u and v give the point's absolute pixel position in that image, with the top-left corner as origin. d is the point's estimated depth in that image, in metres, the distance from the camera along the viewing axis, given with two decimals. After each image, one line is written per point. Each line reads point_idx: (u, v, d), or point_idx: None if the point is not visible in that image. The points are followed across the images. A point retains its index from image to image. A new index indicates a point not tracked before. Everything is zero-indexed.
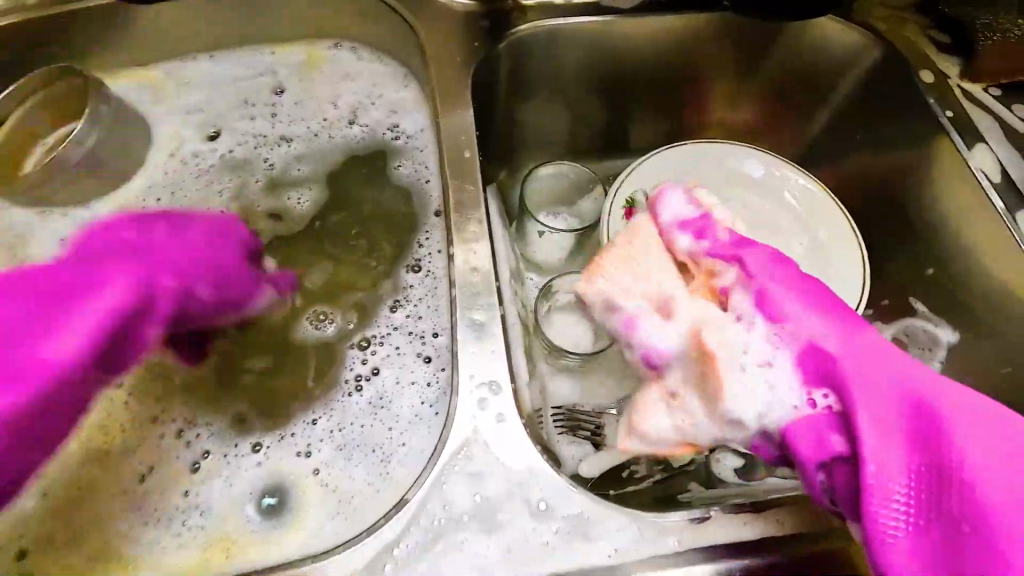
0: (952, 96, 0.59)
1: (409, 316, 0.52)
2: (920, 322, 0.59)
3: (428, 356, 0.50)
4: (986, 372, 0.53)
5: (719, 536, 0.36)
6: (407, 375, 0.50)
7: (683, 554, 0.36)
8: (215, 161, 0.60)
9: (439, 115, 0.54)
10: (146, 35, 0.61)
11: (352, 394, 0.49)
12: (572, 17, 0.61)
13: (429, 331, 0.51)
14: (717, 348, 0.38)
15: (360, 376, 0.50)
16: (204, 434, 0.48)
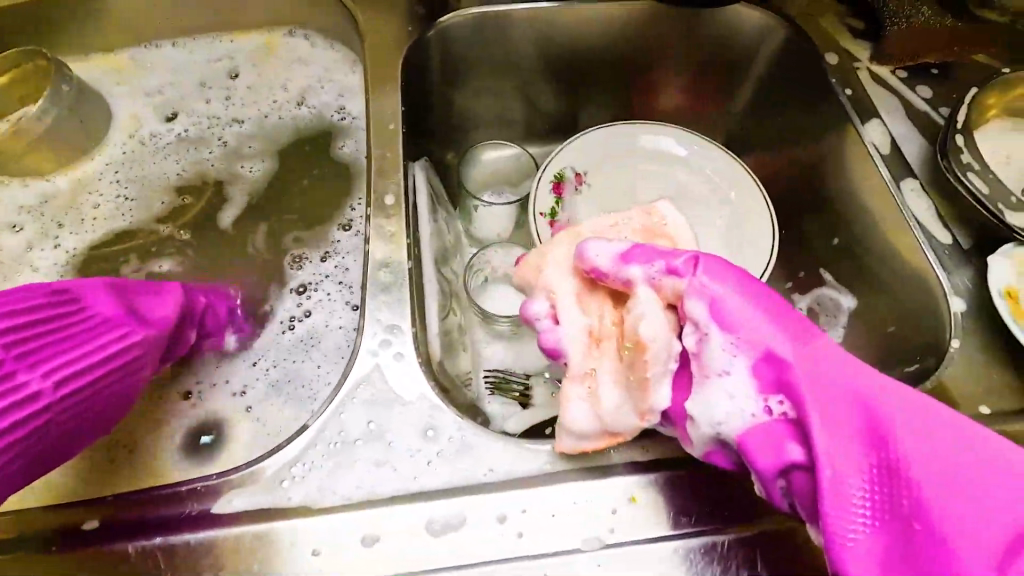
0: (853, 78, 0.63)
1: (339, 266, 0.57)
2: (829, 292, 0.63)
3: (355, 301, 0.55)
4: (876, 334, 0.57)
5: (590, 460, 0.40)
6: (335, 318, 0.54)
7: (556, 475, 0.40)
8: (171, 137, 0.65)
9: (371, 93, 0.58)
10: (111, 22, 0.66)
11: (284, 333, 0.54)
12: (503, 5, 0.65)
13: (356, 279, 0.56)
14: (650, 335, 0.37)
15: (293, 317, 0.55)
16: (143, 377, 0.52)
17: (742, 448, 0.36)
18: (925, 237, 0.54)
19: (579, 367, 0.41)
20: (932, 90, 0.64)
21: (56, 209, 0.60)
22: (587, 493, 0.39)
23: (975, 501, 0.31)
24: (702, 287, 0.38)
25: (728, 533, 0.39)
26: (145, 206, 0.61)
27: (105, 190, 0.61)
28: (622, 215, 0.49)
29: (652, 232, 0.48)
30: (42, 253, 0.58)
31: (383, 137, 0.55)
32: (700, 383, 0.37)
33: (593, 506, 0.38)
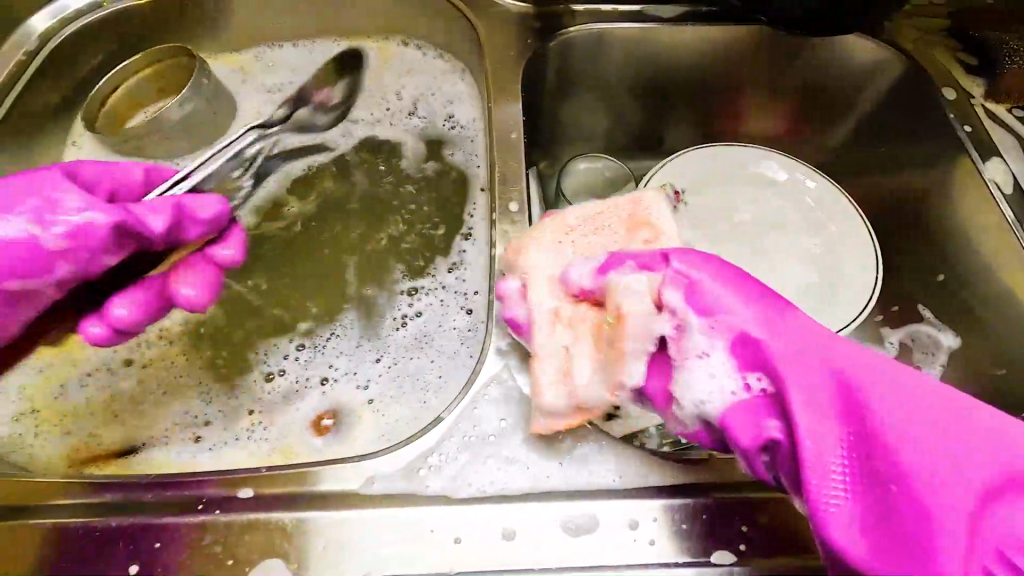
0: (971, 113, 0.62)
1: (452, 274, 0.59)
2: (925, 327, 0.61)
3: (471, 308, 0.57)
4: (985, 374, 0.56)
5: (718, 476, 0.40)
6: (449, 320, 0.56)
7: (685, 487, 0.40)
8: (290, 132, 0.68)
9: (491, 102, 0.61)
10: (241, 23, 0.70)
11: (399, 330, 0.56)
12: (617, 23, 0.67)
13: (471, 288, 0.58)
14: (629, 308, 0.38)
15: (406, 315, 0.57)
16: (268, 363, 0.55)
17: (724, 425, 0.36)
18: None
19: (548, 346, 0.42)
20: None
21: None
22: (718, 508, 0.39)
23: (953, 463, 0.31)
24: (677, 275, 0.39)
25: None
26: (265, 195, 0.64)
27: (231, 178, 0.65)
28: (610, 204, 0.49)
29: (637, 220, 0.47)
30: None
31: (503, 145, 0.57)
32: (680, 367, 0.37)
33: (726, 523, 0.39)
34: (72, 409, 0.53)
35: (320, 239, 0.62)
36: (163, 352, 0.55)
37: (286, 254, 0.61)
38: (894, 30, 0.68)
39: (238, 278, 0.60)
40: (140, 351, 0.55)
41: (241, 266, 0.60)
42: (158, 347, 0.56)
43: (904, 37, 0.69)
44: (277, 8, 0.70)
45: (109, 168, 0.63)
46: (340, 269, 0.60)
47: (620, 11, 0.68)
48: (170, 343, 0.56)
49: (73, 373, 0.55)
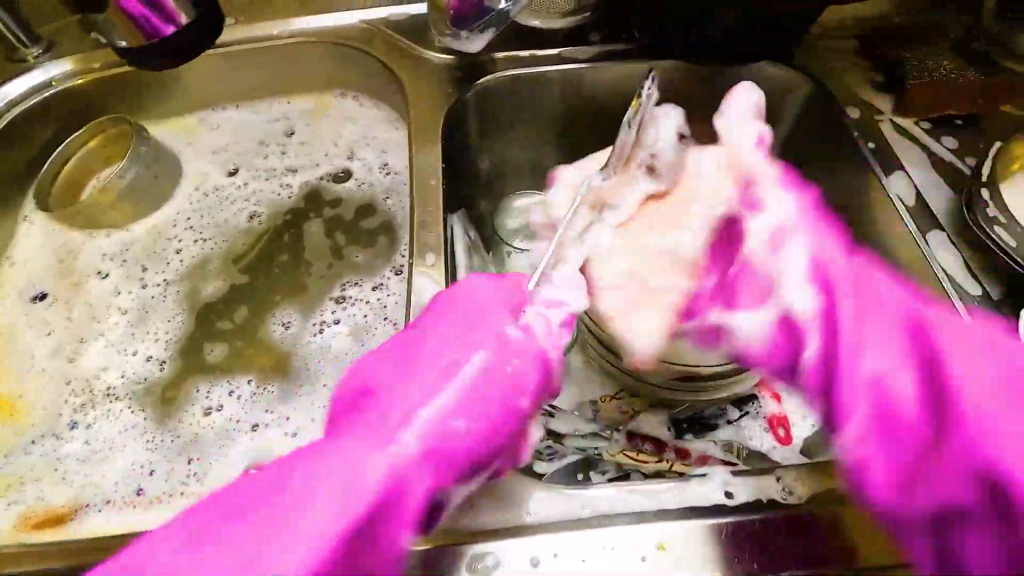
0: (875, 130, 0.65)
1: (382, 299, 0.62)
2: None
3: (398, 338, 0.59)
4: None
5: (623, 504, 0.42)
6: (374, 343, 0.59)
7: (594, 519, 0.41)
8: (233, 190, 0.71)
9: (414, 151, 0.64)
10: (185, 90, 0.74)
11: (329, 364, 0.58)
12: (537, 68, 0.70)
13: (399, 318, 0.60)
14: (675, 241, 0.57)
15: (336, 339, 0.60)
16: (205, 400, 0.57)
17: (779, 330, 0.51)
18: (953, 289, 0.53)
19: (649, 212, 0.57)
20: (956, 140, 0.66)
21: (125, 256, 0.66)
22: (623, 536, 0.40)
23: (973, 392, 0.45)
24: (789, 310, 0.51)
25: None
26: (205, 252, 0.67)
27: (177, 236, 0.68)
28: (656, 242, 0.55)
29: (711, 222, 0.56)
30: (116, 294, 0.64)
31: (423, 191, 0.60)
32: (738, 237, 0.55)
33: (629, 553, 0.40)
34: (16, 475, 0.54)
35: (258, 291, 0.64)
36: (103, 409, 0.57)
37: (221, 307, 0.63)
38: (804, 54, 0.71)
39: (174, 329, 0.62)
40: (80, 412, 0.57)
41: (178, 320, 0.62)
42: (100, 406, 0.57)
43: (814, 60, 0.71)
44: (225, 92, 0.76)
45: (60, 239, 0.67)
46: (274, 319, 0.62)
47: (541, 54, 0.71)
48: (115, 399, 0.57)
49: (15, 440, 0.55)
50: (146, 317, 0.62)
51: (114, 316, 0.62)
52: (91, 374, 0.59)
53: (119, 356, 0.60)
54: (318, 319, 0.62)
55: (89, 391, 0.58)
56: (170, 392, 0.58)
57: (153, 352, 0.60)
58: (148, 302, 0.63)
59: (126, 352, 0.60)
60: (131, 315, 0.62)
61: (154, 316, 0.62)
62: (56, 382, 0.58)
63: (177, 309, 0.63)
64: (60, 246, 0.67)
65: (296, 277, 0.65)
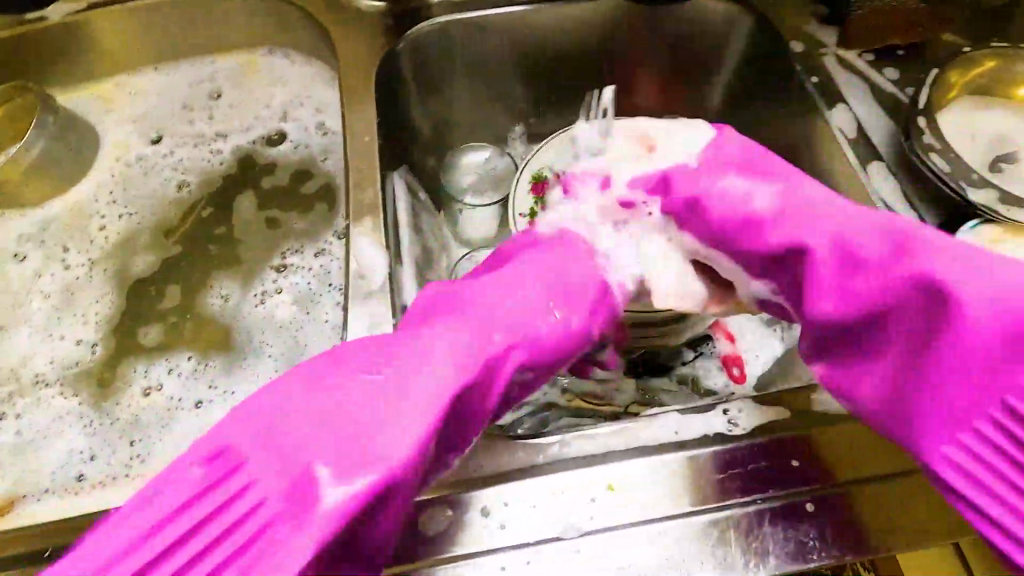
0: (820, 64, 0.64)
1: (327, 266, 0.59)
2: None
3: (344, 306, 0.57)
4: None
5: (587, 446, 0.42)
6: (319, 312, 0.57)
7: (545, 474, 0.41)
8: (158, 159, 0.67)
9: (347, 107, 0.61)
10: (93, 50, 0.69)
11: (271, 335, 0.56)
12: (474, 12, 0.67)
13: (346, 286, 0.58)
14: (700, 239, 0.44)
15: (277, 307, 0.58)
16: (144, 379, 0.55)
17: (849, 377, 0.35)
18: (895, 218, 0.55)
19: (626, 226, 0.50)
20: (898, 71, 0.65)
21: (40, 239, 0.63)
22: (573, 481, 0.40)
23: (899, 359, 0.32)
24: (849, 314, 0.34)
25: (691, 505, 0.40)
26: (133, 225, 0.64)
27: (101, 211, 0.64)
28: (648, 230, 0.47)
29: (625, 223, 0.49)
30: (39, 275, 0.61)
31: (359, 148, 0.57)
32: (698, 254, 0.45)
33: (579, 496, 0.40)
34: None
35: (195, 265, 0.61)
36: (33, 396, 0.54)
37: (154, 282, 0.60)
38: None
39: (103, 308, 0.59)
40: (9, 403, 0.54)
41: (108, 298, 0.59)
42: (31, 394, 0.54)
43: None
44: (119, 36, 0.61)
45: None
46: (213, 289, 0.59)
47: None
48: (46, 386, 0.55)
49: None
50: (73, 299, 0.59)
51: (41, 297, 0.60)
52: (18, 363, 0.56)
53: (48, 341, 0.57)
54: (261, 288, 0.59)
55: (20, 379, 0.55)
56: (107, 373, 0.55)
57: (81, 331, 0.57)
58: (75, 282, 0.60)
59: (55, 336, 0.57)
60: (58, 296, 0.60)
61: (83, 294, 0.60)
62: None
63: (106, 288, 0.60)
64: None
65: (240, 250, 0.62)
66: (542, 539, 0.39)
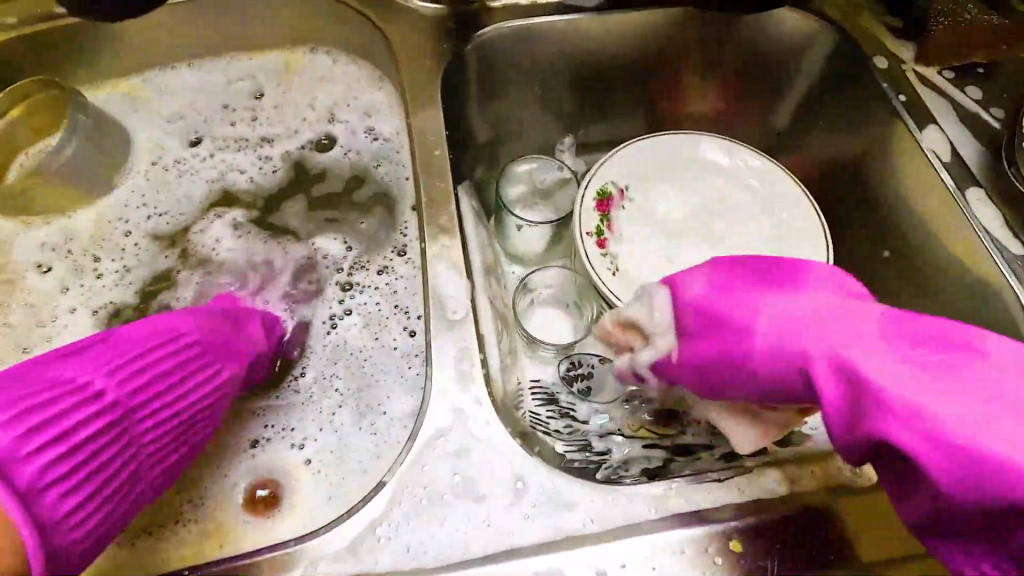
0: (903, 81, 0.61)
1: (391, 287, 0.56)
2: None
3: (412, 331, 0.53)
4: None
5: (705, 499, 0.38)
6: (385, 336, 0.53)
7: (665, 532, 0.37)
8: (199, 164, 0.63)
9: (411, 116, 0.57)
10: (127, 46, 0.64)
11: (334, 362, 0.53)
12: (539, 17, 0.63)
13: (412, 309, 0.54)
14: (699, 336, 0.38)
15: (339, 330, 0.54)
16: None
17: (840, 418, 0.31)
18: (992, 246, 0.52)
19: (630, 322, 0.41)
20: (980, 89, 0.63)
21: (70, 249, 0.58)
22: (694, 538, 0.37)
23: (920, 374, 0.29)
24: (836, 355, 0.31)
25: (826, 570, 0.36)
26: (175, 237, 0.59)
27: (139, 221, 0.60)
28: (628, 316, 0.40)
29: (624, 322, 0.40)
30: (75, 291, 0.57)
31: (428, 161, 0.53)
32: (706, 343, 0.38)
33: (698, 555, 0.36)
34: None
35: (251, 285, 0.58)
36: None
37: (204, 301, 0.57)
38: None
39: None
40: None
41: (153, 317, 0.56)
42: None
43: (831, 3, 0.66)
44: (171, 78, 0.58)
45: None
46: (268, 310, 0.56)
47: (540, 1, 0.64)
48: None
49: None
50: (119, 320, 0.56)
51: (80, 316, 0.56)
52: None
53: None
54: (326, 313, 0.55)
55: None
56: None
57: None
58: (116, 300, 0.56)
59: None
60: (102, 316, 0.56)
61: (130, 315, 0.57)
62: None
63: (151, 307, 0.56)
64: None
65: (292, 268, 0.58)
66: None
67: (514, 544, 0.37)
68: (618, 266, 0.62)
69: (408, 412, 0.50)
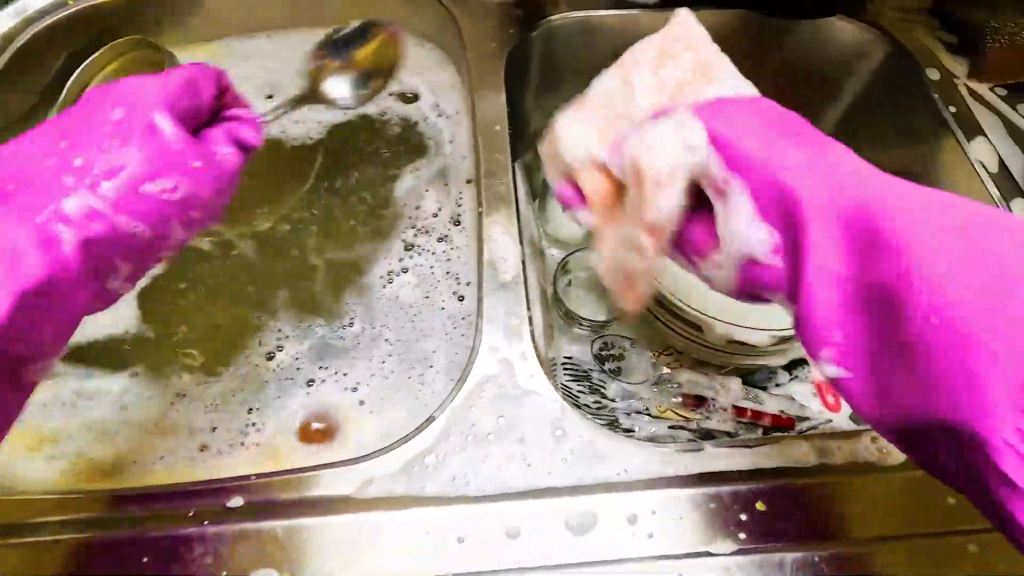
0: (954, 94, 0.63)
1: (443, 253, 0.59)
2: None
3: (461, 294, 0.56)
4: None
5: (735, 463, 0.40)
6: (435, 297, 0.57)
7: (694, 489, 0.39)
8: (272, 127, 0.67)
9: (475, 94, 0.60)
10: (217, 15, 0.69)
11: (387, 317, 0.56)
12: (601, 11, 0.66)
13: (462, 274, 0.58)
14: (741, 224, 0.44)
15: (393, 288, 0.58)
16: (259, 348, 0.55)
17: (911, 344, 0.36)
18: None
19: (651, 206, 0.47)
20: None
21: None
22: (720, 496, 0.39)
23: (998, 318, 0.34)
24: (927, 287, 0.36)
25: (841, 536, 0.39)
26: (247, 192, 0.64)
27: None
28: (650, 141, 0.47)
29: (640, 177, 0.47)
30: None
31: (489, 137, 0.57)
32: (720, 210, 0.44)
33: (723, 511, 0.39)
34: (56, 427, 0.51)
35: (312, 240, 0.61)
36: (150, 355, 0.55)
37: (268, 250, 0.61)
38: (878, 8, 0.68)
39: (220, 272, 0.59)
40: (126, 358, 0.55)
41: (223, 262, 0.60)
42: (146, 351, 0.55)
43: (887, 16, 0.68)
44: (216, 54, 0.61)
45: None
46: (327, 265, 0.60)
47: None
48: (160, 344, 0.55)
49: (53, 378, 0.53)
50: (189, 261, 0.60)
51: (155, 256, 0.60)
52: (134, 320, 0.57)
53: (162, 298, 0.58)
54: (380, 271, 0.59)
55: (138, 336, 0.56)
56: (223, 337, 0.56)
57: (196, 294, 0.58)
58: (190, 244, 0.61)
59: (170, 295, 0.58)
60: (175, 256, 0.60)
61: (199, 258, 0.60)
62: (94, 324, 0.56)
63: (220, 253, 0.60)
64: None
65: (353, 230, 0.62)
66: (689, 553, 0.38)
67: (552, 484, 0.39)
68: None
69: (453, 367, 0.53)
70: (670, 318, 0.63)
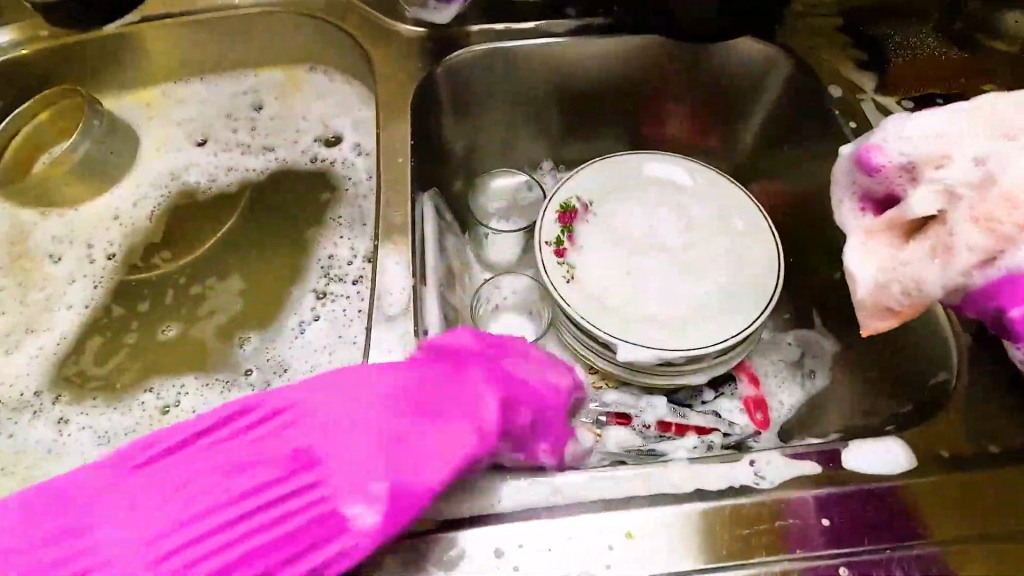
0: (859, 110, 0.63)
1: (357, 288, 0.61)
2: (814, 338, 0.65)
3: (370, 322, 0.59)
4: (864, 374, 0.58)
5: (601, 489, 0.41)
6: (346, 328, 0.59)
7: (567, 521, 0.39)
8: (201, 165, 0.69)
9: (386, 128, 0.62)
10: (144, 61, 0.71)
11: (296, 354, 0.58)
12: (512, 41, 0.67)
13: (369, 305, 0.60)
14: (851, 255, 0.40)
15: (304, 320, 0.60)
16: (179, 390, 0.57)
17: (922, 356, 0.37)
18: None
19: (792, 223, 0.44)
20: None
21: (79, 236, 0.65)
22: (592, 525, 0.39)
23: None
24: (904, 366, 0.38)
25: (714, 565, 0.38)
26: (174, 229, 0.66)
27: (141, 214, 0.67)
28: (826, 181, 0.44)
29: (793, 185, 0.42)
30: (77, 272, 0.63)
31: (392, 169, 0.58)
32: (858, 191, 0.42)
33: (595, 543, 0.39)
34: None
35: (236, 276, 0.64)
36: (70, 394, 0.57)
37: (192, 285, 0.63)
38: (786, 28, 0.69)
39: (145, 304, 0.62)
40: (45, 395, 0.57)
41: (148, 300, 0.62)
42: (65, 389, 0.57)
43: (797, 35, 0.69)
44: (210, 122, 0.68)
45: (10, 219, 0.65)
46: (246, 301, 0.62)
47: (515, 27, 0.69)
48: (81, 382, 0.57)
49: None
50: (114, 296, 0.62)
51: (80, 294, 0.62)
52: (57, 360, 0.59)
53: (85, 336, 0.60)
54: (297, 319, 0.60)
55: (62, 376, 0.58)
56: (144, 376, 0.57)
57: (120, 331, 0.60)
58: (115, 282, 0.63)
59: (92, 333, 0.60)
60: (99, 294, 0.62)
61: (125, 293, 0.63)
62: (16, 365, 0.58)
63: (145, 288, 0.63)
64: (10, 225, 0.65)
65: (274, 266, 0.64)
66: None
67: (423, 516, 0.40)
68: (573, 274, 0.64)
69: None
70: (586, 341, 0.61)
